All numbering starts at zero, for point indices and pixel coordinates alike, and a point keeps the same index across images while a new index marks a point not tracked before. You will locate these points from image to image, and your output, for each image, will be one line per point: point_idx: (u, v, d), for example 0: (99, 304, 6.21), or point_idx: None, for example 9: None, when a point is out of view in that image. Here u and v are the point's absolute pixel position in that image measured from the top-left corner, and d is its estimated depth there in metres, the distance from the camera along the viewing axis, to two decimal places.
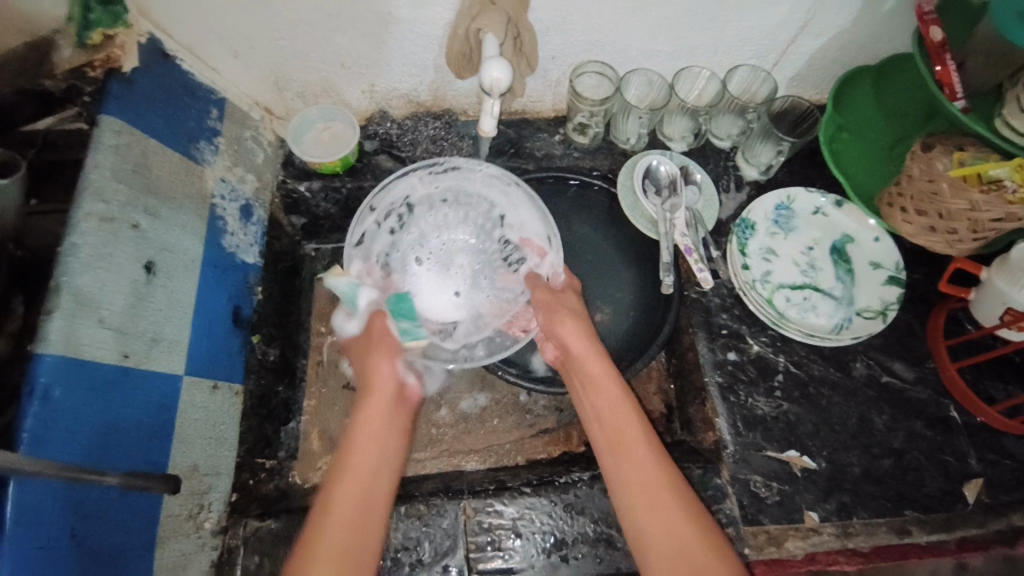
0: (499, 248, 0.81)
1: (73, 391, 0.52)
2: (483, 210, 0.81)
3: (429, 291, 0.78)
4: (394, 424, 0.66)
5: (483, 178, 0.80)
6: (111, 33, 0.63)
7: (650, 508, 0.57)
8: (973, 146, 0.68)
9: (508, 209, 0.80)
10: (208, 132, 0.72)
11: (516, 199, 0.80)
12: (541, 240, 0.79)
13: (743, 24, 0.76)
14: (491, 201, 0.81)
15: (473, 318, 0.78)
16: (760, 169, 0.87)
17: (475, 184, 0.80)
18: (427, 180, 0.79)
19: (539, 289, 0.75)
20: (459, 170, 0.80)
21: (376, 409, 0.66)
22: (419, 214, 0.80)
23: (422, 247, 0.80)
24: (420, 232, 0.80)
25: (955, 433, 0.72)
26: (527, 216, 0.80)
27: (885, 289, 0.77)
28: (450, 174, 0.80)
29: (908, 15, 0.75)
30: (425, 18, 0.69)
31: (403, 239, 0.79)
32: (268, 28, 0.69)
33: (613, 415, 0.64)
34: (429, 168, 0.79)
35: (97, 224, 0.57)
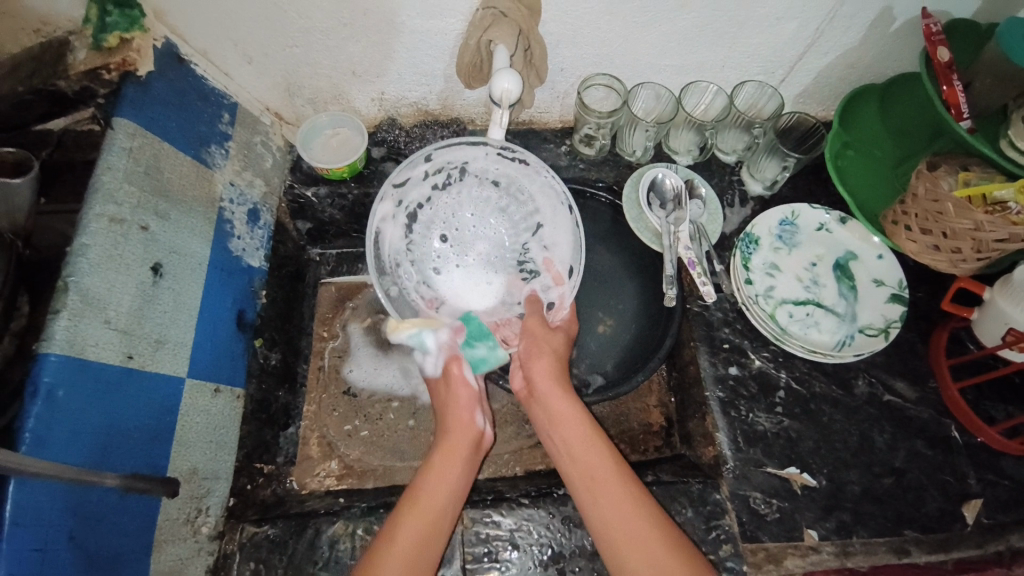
0: (521, 253, 0.79)
1: (75, 393, 0.52)
2: (527, 210, 0.79)
3: (439, 256, 0.78)
4: (471, 461, 0.67)
5: (543, 185, 0.77)
6: (127, 37, 0.63)
7: (631, 541, 0.57)
8: (977, 166, 0.70)
9: (547, 223, 0.79)
10: (219, 136, 0.73)
11: (560, 221, 0.78)
12: (565, 269, 0.77)
13: (751, 41, 0.77)
14: (537, 207, 0.79)
15: (465, 305, 0.77)
16: (765, 184, 0.87)
17: (533, 185, 0.78)
18: (491, 158, 0.76)
19: (534, 318, 0.75)
20: (526, 166, 0.77)
21: (459, 446, 0.68)
22: (467, 182, 0.78)
23: (455, 214, 0.79)
24: (461, 201, 0.79)
25: (956, 454, 0.72)
26: (559, 238, 0.78)
27: (889, 307, 0.77)
28: (516, 164, 0.77)
29: (914, 36, 0.76)
30: (437, 29, 0.70)
31: (443, 198, 0.78)
32: (281, 36, 0.70)
33: (581, 451, 0.64)
34: (501, 150, 0.75)
35: (107, 225, 0.57)
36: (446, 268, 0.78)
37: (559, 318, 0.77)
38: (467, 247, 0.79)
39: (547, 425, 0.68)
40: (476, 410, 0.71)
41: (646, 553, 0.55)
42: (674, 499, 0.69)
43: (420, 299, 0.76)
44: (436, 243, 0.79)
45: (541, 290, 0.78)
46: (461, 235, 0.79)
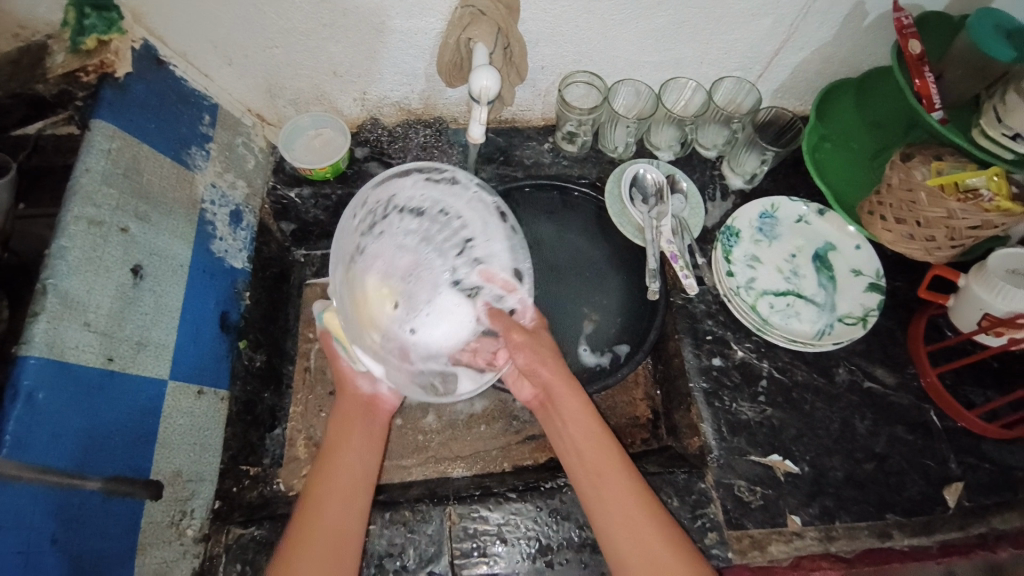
0: (463, 271, 0.65)
1: (56, 395, 0.52)
2: (455, 228, 0.66)
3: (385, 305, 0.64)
4: (372, 433, 0.67)
5: (471, 199, 0.68)
6: (105, 39, 0.63)
7: (632, 531, 0.58)
8: (951, 155, 0.71)
9: (480, 236, 0.67)
10: (200, 137, 0.73)
11: (493, 230, 0.67)
12: (507, 276, 0.66)
13: (728, 38, 0.78)
14: (468, 220, 0.67)
15: (427, 349, 0.65)
16: (745, 178, 0.88)
17: (462, 200, 0.68)
18: (419, 185, 0.68)
19: (514, 330, 0.64)
20: (455, 184, 0.69)
21: (354, 418, 0.67)
22: (391, 219, 0.66)
23: (381, 260, 0.64)
24: (385, 242, 0.65)
25: (936, 438, 0.73)
26: (492, 241, 0.67)
27: (866, 295, 0.78)
28: (444, 184, 0.68)
29: (887, 30, 0.78)
30: (416, 28, 0.70)
31: (372, 240, 0.65)
32: (261, 37, 0.70)
33: (591, 444, 0.64)
34: (428, 175, 0.68)
35: (85, 228, 0.57)
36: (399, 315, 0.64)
37: (527, 317, 0.67)
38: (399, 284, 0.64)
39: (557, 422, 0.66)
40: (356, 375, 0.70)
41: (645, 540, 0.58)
42: (660, 488, 0.70)
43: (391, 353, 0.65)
44: (374, 291, 0.64)
45: (495, 303, 0.66)
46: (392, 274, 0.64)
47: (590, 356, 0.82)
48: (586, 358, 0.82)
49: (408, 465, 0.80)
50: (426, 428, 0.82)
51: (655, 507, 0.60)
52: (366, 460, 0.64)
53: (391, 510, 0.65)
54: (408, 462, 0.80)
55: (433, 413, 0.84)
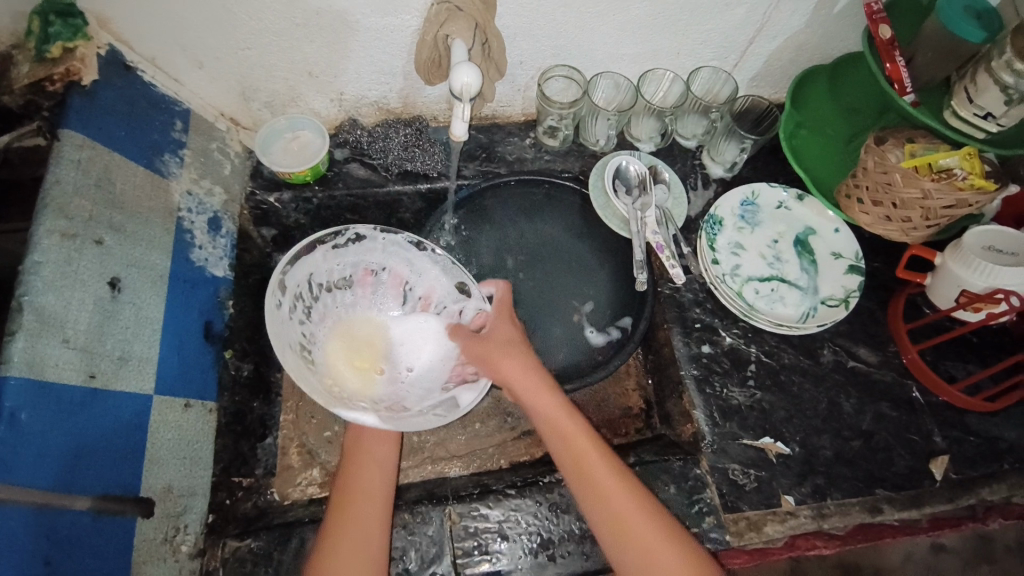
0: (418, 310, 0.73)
1: (40, 414, 0.50)
2: (393, 282, 0.73)
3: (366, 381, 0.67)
4: (385, 450, 0.64)
5: (386, 246, 0.71)
6: (71, 46, 0.60)
7: (625, 529, 0.58)
8: (923, 137, 0.73)
9: (413, 277, 0.73)
10: (173, 144, 0.71)
11: (419, 262, 0.72)
12: (454, 295, 0.72)
13: (703, 28, 0.79)
14: (398, 268, 0.73)
15: (423, 386, 0.68)
16: (725, 167, 0.90)
17: (380, 252, 0.72)
18: (331, 256, 0.69)
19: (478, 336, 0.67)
20: (362, 239, 0.70)
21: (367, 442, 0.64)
22: (326, 301, 0.70)
23: (343, 335, 0.70)
24: (335, 322, 0.70)
25: (920, 413, 0.75)
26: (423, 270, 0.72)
27: (847, 278, 0.80)
28: (354, 246, 0.70)
29: (856, 17, 0.79)
30: (392, 26, 0.69)
31: (315, 329, 0.68)
32: (234, 38, 0.68)
33: (570, 438, 0.62)
34: (330, 242, 0.68)
35: (59, 241, 0.55)
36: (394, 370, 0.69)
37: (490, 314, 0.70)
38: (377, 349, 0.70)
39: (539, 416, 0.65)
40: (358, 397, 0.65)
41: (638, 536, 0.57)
42: (657, 477, 0.70)
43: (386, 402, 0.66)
44: (349, 367, 0.67)
45: (455, 319, 0.72)
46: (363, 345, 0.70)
47: (599, 336, 0.83)
48: (593, 338, 0.83)
49: (404, 467, 0.79)
50: (420, 430, 0.82)
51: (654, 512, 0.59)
52: (383, 478, 0.62)
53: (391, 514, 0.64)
54: (404, 465, 0.80)
55: None
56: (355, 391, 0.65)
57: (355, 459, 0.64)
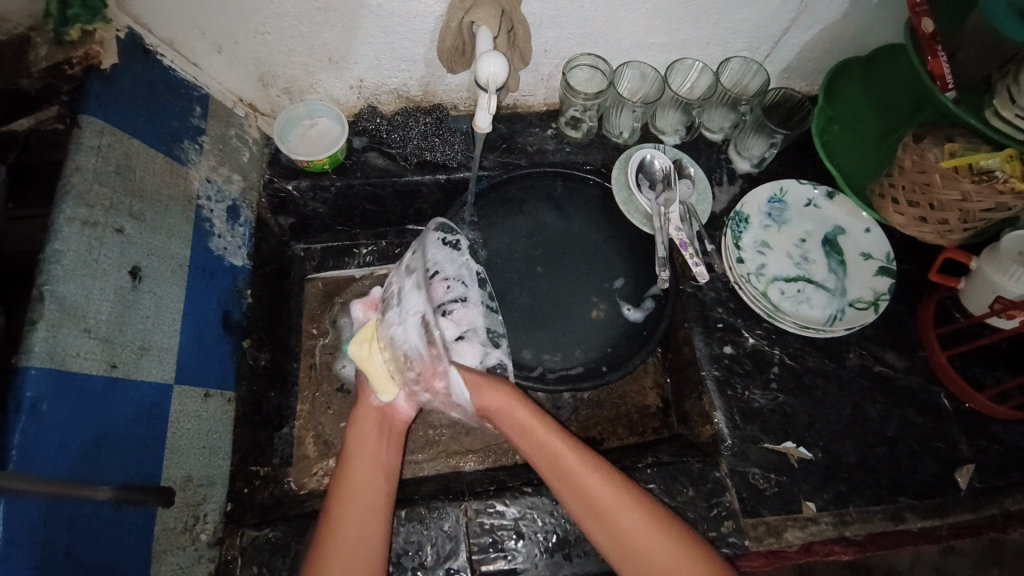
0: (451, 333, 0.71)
1: (62, 404, 0.49)
2: (447, 288, 0.73)
3: (411, 360, 0.66)
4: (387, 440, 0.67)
5: (464, 264, 0.76)
6: (90, 29, 0.59)
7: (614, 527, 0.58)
8: (962, 137, 0.69)
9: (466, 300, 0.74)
10: (192, 130, 0.70)
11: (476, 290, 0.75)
12: (482, 337, 0.73)
13: (735, 17, 0.76)
14: (460, 282, 0.74)
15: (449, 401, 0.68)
16: (753, 162, 0.87)
17: (454, 264, 0.75)
18: (435, 246, 0.75)
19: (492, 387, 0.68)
20: (457, 247, 0.76)
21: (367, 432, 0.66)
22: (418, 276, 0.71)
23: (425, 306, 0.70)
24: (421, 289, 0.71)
25: (947, 420, 0.73)
26: (471, 302, 0.74)
27: (877, 279, 0.78)
28: (446, 248, 0.75)
29: (897, 7, 0.76)
30: (415, 11, 0.67)
31: (411, 301, 0.69)
32: (252, 22, 0.67)
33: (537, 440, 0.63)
34: (445, 238, 0.76)
35: (80, 229, 0.54)
36: (434, 354, 0.65)
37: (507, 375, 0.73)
38: (426, 328, 0.66)
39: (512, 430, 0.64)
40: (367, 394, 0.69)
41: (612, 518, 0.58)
42: (675, 479, 0.70)
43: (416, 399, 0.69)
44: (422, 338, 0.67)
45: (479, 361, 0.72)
46: (425, 329, 0.66)
47: (635, 312, 0.82)
48: (632, 314, 0.82)
49: (419, 460, 0.80)
50: (436, 424, 0.82)
51: (638, 504, 0.59)
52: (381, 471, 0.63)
53: (407, 508, 0.64)
54: (419, 458, 0.80)
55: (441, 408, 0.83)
56: (393, 365, 0.68)
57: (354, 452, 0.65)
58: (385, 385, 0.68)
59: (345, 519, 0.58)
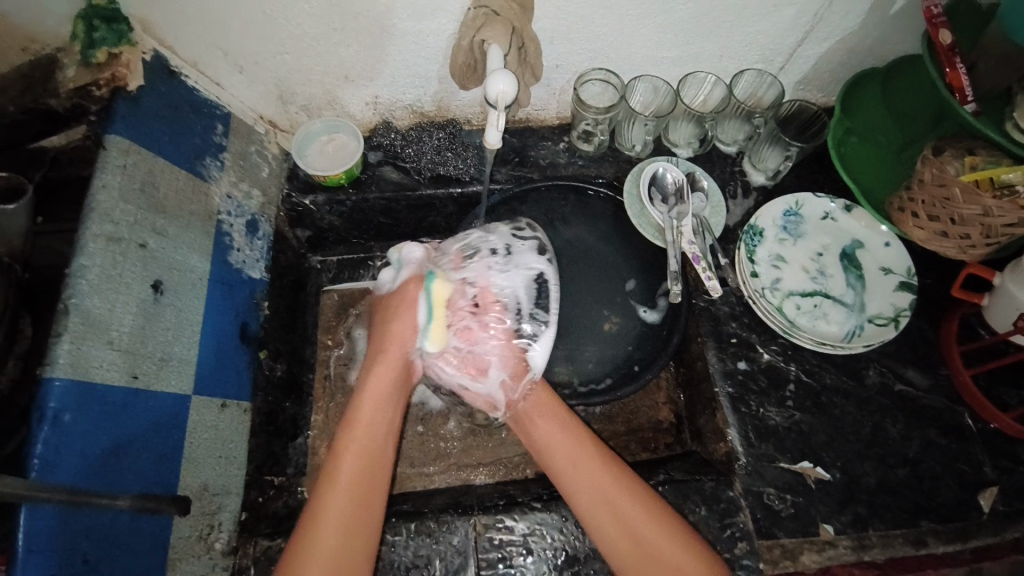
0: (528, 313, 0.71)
1: (83, 415, 0.51)
2: None
3: (501, 303, 0.69)
4: (398, 393, 0.66)
5: None
6: (116, 52, 0.62)
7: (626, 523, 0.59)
8: (983, 148, 0.68)
9: None
10: (214, 147, 0.72)
11: None
12: None
13: (749, 29, 0.76)
14: None
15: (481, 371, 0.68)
16: (768, 175, 0.86)
17: None
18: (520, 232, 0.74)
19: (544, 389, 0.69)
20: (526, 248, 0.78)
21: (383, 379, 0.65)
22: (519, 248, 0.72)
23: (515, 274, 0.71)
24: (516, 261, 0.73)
25: (970, 441, 0.71)
26: None
27: (897, 294, 0.76)
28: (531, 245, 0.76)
29: (914, 19, 0.75)
30: (429, 30, 0.69)
31: (524, 258, 0.72)
32: (273, 43, 0.69)
33: (561, 450, 0.64)
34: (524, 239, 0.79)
35: (104, 245, 0.56)
36: (527, 312, 0.69)
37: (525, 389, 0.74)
38: (536, 289, 0.70)
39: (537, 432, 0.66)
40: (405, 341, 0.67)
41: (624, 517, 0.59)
42: (687, 498, 0.68)
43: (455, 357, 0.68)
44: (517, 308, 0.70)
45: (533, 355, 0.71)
46: (533, 289, 0.70)
47: (652, 313, 0.83)
48: (648, 316, 0.83)
49: (430, 472, 0.80)
50: (447, 436, 0.82)
51: (652, 502, 0.60)
52: (387, 426, 0.63)
53: (416, 521, 0.65)
54: (430, 470, 0.80)
55: (453, 420, 0.83)
56: (473, 302, 0.69)
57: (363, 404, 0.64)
58: (438, 334, 0.67)
59: (343, 476, 0.59)
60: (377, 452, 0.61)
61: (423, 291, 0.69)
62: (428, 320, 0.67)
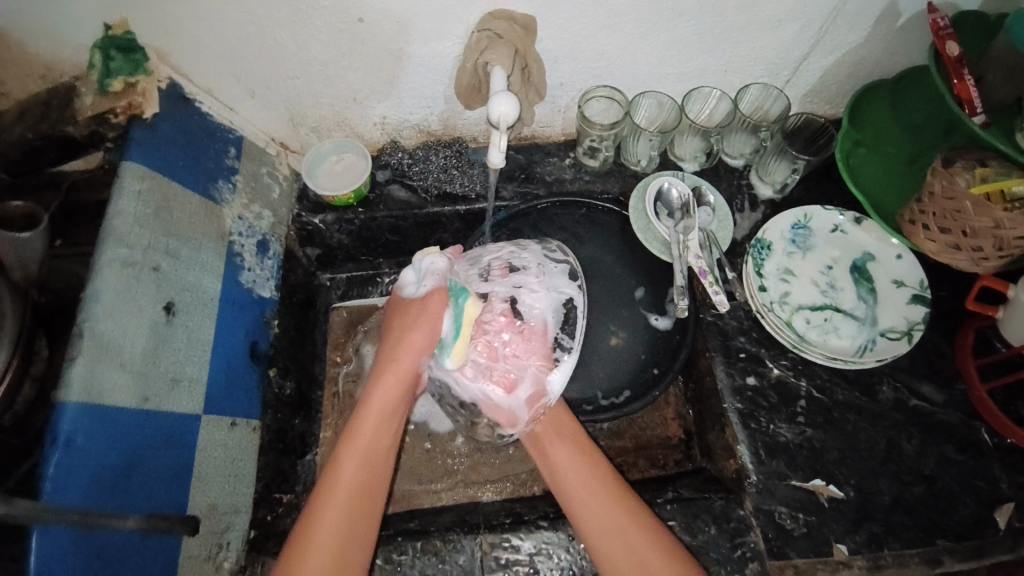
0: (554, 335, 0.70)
1: (95, 438, 0.53)
2: None
3: (528, 324, 0.67)
4: (401, 405, 0.64)
5: None
6: (133, 81, 0.64)
7: (632, 552, 0.58)
8: (996, 159, 0.67)
9: None
10: (226, 170, 0.74)
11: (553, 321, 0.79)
12: None
13: (753, 44, 0.76)
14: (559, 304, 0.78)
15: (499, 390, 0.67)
16: (775, 188, 0.85)
17: None
18: (550, 255, 0.73)
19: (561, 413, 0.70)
20: None
21: (387, 389, 0.63)
22: (551, 272, 0.71)
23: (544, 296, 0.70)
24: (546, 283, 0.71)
25: (988, 458, 0.69)
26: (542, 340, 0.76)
27: (910, 308, 0.75)
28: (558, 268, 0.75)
29: (921, 30, 0.74)
30: (434, 53, 0.71)
31: (557, 280, 0.71)
32: (283, 68, 0.71)
33: (579, 475, 0.64)
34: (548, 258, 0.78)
35: (119, 269, 0.58)
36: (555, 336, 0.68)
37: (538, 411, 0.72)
38: (562, 316, 0.69)
39: (554, 456, 0.66)
40: (418, 353, 0.63)
41: (627, 544, 0.59)
42: (696, 516, 0.68)
43: (478, 374, 0.66)
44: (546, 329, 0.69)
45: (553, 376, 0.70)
46: (562, 314, 0.69)
47: (663, 320, 0.82)
48: (659, 321, 0.83)
49: (437, 489, 0.80)
50: (454, 452, 0.82)
51: (657, 531, 0.60)
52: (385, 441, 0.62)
53: (422, 540, 0.65)
54: (437, 487, 0.80)
55: (460, 437, 0.83)
56: (498, 318, 0.67)
57: (365, 416, 0.62)
58: (458, 353, 0.63)
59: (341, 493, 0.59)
60: (374, 468, 0.61)
61: (450, 306, 0.64)
62: (452, 336, 0.63)
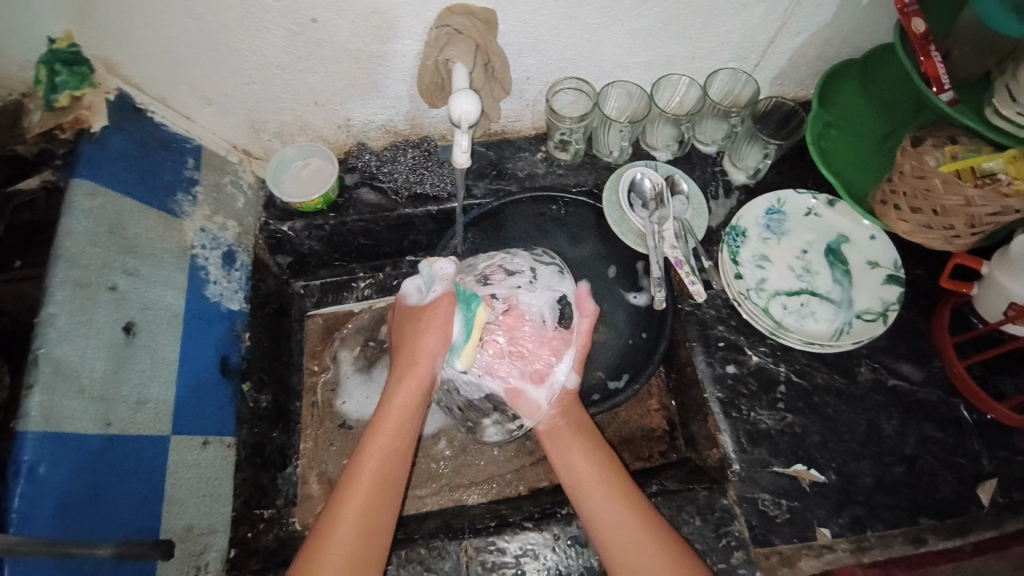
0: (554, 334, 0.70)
1: (59, 467, 0.51)
2: None
3: (530, 322, 0.66)
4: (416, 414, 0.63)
5: None
6: (78, 95, 0.62)
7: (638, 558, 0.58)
8: (965, 135, 0.67)
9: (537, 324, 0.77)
10: (185, 182, 0.72)
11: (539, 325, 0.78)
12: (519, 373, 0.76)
13: (719, 30, 0.75)
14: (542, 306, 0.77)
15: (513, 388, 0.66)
16: (748, 173, 0.85)
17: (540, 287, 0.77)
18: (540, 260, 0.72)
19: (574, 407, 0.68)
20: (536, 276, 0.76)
21: (403, 397, 0.62)
22: (545, 275, 0.69)
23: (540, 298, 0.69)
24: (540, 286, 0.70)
25: (967, 434, 0.70)
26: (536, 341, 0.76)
27: (885, 288, 0.75)
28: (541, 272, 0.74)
29: (887, 8, 0.74)
30: (395, 52, 0.69)
31: (551, 280, 0.69)
32: (239, 74, 0.69)
33: (595, 479, 0.63)
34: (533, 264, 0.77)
35: (72, 291, 0.56)
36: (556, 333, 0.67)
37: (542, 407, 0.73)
38: (560, 314, 0.67)
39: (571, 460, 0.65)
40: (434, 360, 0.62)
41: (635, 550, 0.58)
42: (681, 508, 0.67)
43: (491, 375, 0.66)
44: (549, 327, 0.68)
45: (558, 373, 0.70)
46: (558, 311, 0.67)
47: (640, 298, 0.83)
48: (637, 300, 0.83)
49: (422, 495, 0.79)
50: (438, 456, 0.81)
51: (670, 539, 0.59)
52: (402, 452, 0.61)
53: (406, 549, 0.64)
54: (422, 493, 0.79)
55: (444, 440, 0.82)
56: (502, 318, 0.66)
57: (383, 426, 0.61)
58: (467, 356, 0.62)
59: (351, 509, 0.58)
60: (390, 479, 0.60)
61: (459, 309, 0.62)
62: (463, 339, 0.62)
